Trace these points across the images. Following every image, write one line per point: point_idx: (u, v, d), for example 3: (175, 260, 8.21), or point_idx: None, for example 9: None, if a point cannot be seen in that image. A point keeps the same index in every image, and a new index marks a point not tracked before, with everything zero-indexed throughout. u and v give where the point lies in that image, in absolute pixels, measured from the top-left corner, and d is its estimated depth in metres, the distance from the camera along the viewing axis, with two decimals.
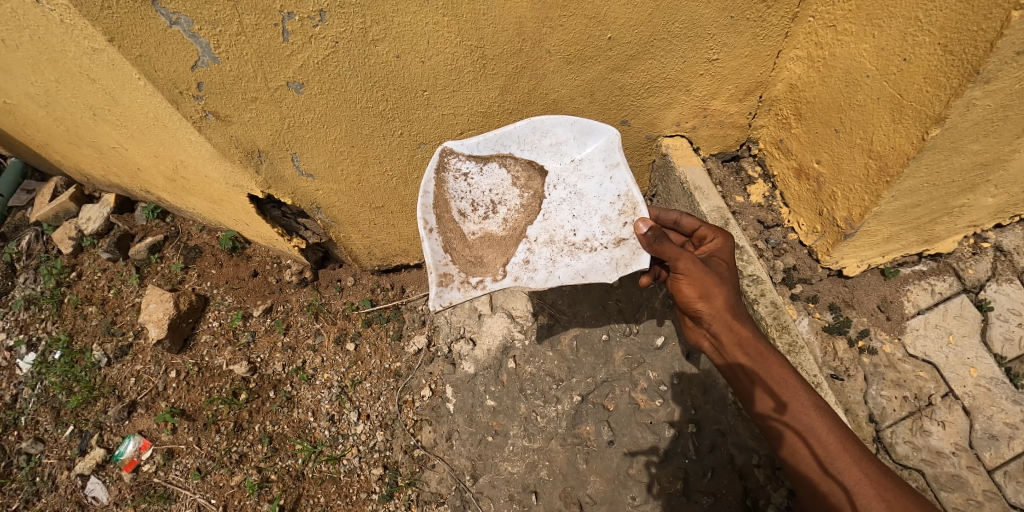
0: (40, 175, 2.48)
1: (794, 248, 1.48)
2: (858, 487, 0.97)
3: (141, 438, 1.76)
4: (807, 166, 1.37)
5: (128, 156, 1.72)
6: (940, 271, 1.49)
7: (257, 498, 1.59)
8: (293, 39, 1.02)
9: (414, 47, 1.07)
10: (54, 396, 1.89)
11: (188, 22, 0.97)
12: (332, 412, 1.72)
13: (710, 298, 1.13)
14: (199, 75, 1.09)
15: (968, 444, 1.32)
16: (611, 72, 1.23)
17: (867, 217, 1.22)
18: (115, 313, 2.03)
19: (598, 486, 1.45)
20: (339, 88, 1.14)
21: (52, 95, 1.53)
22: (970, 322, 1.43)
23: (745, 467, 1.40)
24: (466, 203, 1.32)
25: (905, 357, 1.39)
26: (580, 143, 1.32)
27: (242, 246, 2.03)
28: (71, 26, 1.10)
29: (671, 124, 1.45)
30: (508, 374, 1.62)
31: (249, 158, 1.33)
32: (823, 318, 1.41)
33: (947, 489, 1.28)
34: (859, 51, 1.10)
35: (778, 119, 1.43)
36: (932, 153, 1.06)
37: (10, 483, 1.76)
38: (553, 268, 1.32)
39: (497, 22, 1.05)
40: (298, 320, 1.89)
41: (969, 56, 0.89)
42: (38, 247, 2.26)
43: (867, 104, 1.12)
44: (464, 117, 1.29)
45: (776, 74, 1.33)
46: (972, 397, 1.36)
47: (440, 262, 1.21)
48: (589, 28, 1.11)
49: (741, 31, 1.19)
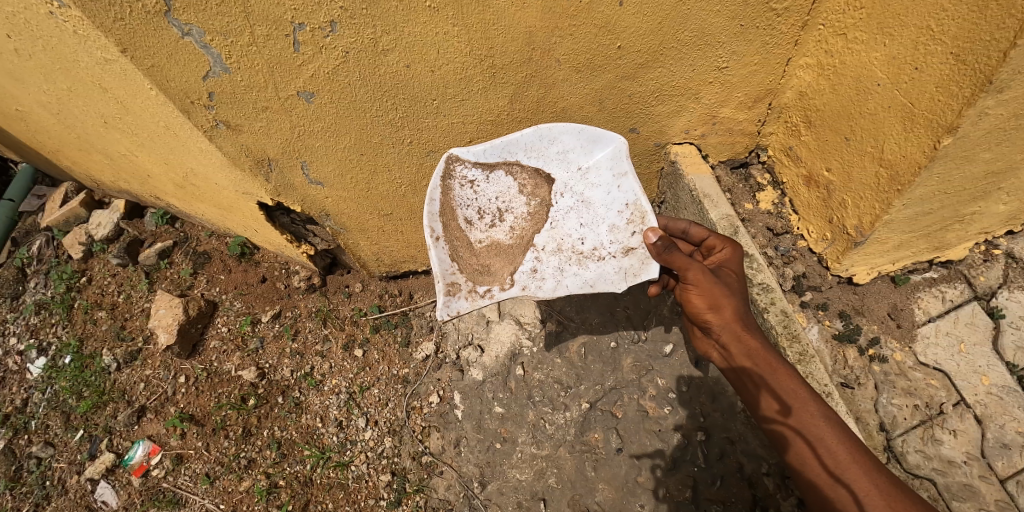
0: (50, 181, 2.51)
1: (803, 255, 1.48)
2: (867, 498, 0.96)
3: (151, 443, 1.77)
4: (817, 173, 1.37)
5: (137, 163, 1.73)
6: (951, 278, 1.48)
7: (266, 503, 1.61)
8: (303, 49, 1.02)
9: (423, 57, 1.07)
10: (65, 401, 1.91)
11: (200, 33, 0.97)
12: (341, 418, 1.73)
13: (720, 309, 1.13)
14: (210, 85, 1.09)
15: (980, 454, 1.31)
16: (619, 80, 1.23)
17: (878, 225, 1.22)
18: (125, 318, 2.04)
19: (607, 494, 1.45)
20: (349, 97, 1.15)
21: (64, 103, 1.55)
22: (981, 330, 1.42)
23: (755, 475, 1.39)
24: (473, 211, 1.32)
25: (915, 365, 1.39)
26: (587, 151, 1.31)
27: (251, 251, 2.05)
28: (84, 37, 1.11)
29: (680, 131, 1.45)
30: (516, 381, 1.62)
31: (260, 166, 1.34)
32: (833, 326, 1.41)
33: (959, 498, 1.27)
34: (870, 59, 1.10)
35: (787, 126, 1.43)
36: (944, 162, 1.06)
37: (20, 487, 1.77)
38: (561, 277, 1.33)
39: (506, 32, 1.05)
40: (306, 325, 1.90)
41: (982, 66, 0.89)
42: (48, 252, 2.27)
43: (878, 113, 1.12)
44: (474, 125, 1.29)
45: (786, 81, 1.33)
46: (984, 405, 1.35)
47: (447, 270, 1.21)
48: (599, 37, 1.11)
49: (751, 39, 1.18)
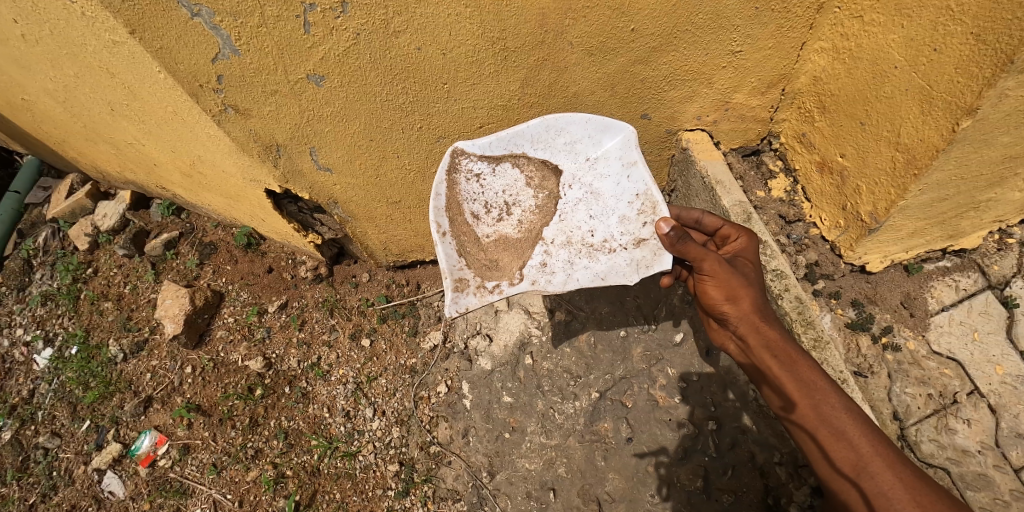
0: (56, 172, 2.50)
1: (816, 243, 1.47)
2: (892, 492, 0.92)
3: (157, 433, 1.77)
4: (830, 159, 1.35)
5: (144, 151, 1.72)
6: (964, 267, 1.47)
7: (273, 493, 1.60)
8: (314, 31, 1.01)
9: (434, 39, 1.06)
10: (71, 392, 1.90)
11: (209, 14, 0.96)
12: (348, 408, 1.72)
13: (736, 300, 1.11)
14: (219, 68, 1.08)
15: (994, 443, 1.29)
16: (632, 65, 1.22)
17: (894, 211, 1.20)
18: (131, 309, 2.03)
19: (617, 484, 1.44)
20: (359, 80, 1.13)
21: (71, 91, 1.54)
22: (996, 319, 1.41)
23: (766, 465, 1.37)
24: (480, 205, 1.31)
25: (929, 354, 1.37)
26: (595, 142, 1.29)
27: (257, 242, 2.02)
28: (93, 19, 1.11)
29: (692, 118, 1.44)
30: (525, 371, 1.62)
31: (268, 152, 1.33)
32: (846, 315, 1.40)
33: (973, 487, 1.26)
34: (887, 41, 1.08)
35: (800, 112, 1.41)
36: (961, 146, 1.04)
37: (27, 477, 1.77)
38: (571, 270, 1.32)
39: (520, 14, 1.03)
40: (313, 316, 1.89)
41: (1003, 46, 0.87)
42: (55, 244, 2.27)
43: (895, 96, 1.11)
44: (484, 111, 1.28)
45: (799, 66, 1.31)
46: (998, 395, 1.33)
47: (455, 267, 1.21)
48: (613, 19, 1.09)
49: (766, 23, 1.17)
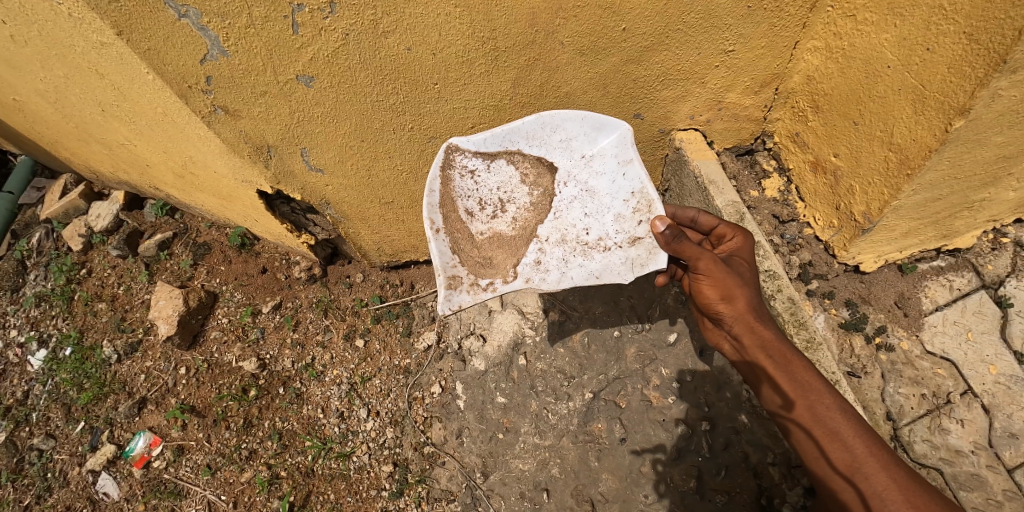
0: (50, 173, 2.49)
1: (809, 243, 1.46)
2: (886, 492, 0.92)
3: (151, 434, 1.76)
4: (823, 159, 1.35)
5: (136, 152, 1.72)
6: (958, 266, 1.46)
7: (268, 494, 1.60)
8: (302, 31, 1.00)
9: (424, 39, 1.05)
10: (65, 393, 1.90)
11: (196, 14, 0.95)
12: (342, 408, 1.72)
13: (731, 299, 1.11)
14: (208, 69, 1.08)
15: (987, 443, 1.29)
16: (624, 64, 1.21)
17: (887, 211, 1.20)
18: (125, 310, 2.03)
19: (610, 484, 1.44)
20: (349, 80, 1.13)
21: (62, 91, 1.53)
22: (989, 319, 1.40)
23: (760, 465, 1.37)
24: (474, 202, 1.30)
25: (923, 354, 1.37)
26: (591, 139, 1.29)
27: (251, 242, 2.02)
28: (80, 20, 1.10)
29: (685, 117, 1.43)
30: (519, 371, 1.62)
31: (259, 153, 1.32)
32: (840, 314, 1.40)
33: (966, 487, 1.26)
34: (880, 40, 1.08)
35: (794, 111, 1.40)
36: (955, 146, 1.04)
37: (22, 479, 1.77)
38: (565, 268, 1.32)
39: (510, 14, 1.03)
40: (307, 316, 1.89)
41: (996, 45, 0.86)
42: (48, 244, 2.25)
43: (888, 96, 1.10)
44: (476, 111, 1.27)
45: (793, 65, 1.31)
46: (991, 394, 1.33)
47: (448, 264, 1.20)
48: (604, 18, 1.08)
49: (759, 22, 1.16)
